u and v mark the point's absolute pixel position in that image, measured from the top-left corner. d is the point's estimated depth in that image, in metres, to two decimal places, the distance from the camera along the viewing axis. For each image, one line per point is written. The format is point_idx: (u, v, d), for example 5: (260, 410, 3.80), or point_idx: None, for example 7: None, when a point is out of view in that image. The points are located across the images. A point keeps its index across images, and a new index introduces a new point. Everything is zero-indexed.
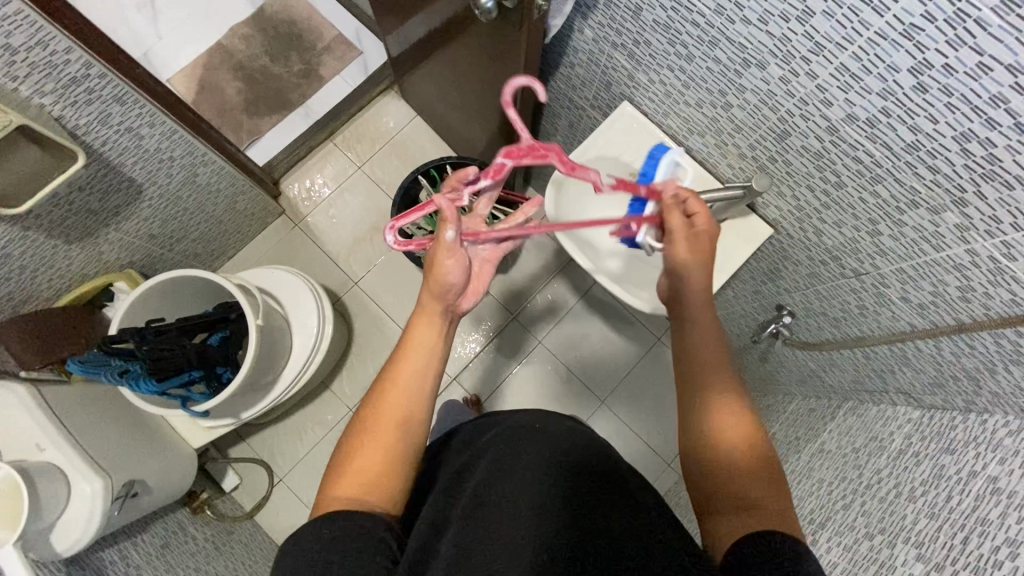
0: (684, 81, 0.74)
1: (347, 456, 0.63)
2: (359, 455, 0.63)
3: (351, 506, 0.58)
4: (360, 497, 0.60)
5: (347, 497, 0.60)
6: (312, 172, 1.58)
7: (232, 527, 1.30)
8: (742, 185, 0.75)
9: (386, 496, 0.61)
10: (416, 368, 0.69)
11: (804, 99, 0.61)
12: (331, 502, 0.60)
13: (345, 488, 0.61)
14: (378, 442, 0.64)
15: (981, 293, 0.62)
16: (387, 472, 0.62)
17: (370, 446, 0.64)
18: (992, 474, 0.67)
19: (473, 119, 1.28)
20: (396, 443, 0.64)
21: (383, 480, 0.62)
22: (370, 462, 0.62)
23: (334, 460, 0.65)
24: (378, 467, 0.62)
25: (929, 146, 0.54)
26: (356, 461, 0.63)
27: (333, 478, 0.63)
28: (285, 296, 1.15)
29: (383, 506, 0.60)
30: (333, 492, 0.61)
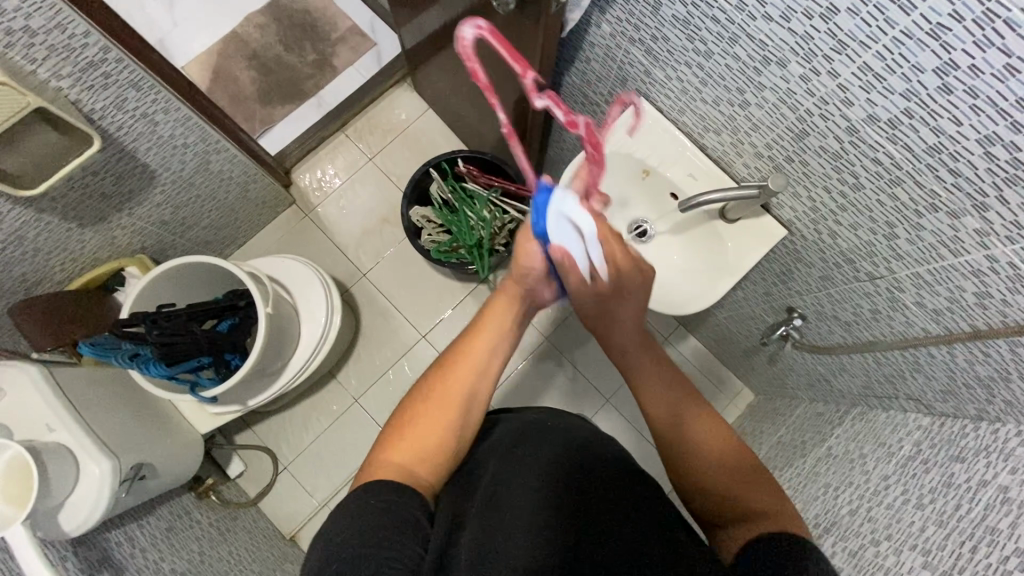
0: (701, 78, 0.73)
1: (406, 421, 0.63)
2: (420, 425, 0.63)
3: (405, 478, 0.58)
4: (413, 470, 0.60)
5: (401, 466, 0.59)
6: (323, 163, 1.58)
7: (236, 513, 1.31)
8: (757, 183, 0.74)
9: (435, 475, 0.61)
10: (485, 353, 0.68)
11: (825, 98, 0.60)
12: (382, 465, 0.59)
13: (399, 456, 0.60)
14: (441, 418, 0.63)
15: (999, 300, 0.61)
16: (443, 452, 0.62)
17: (435, 417, 0.63)
18: (1003, 484, 0.67)
19: (486, 113, 1.28)
20: (456, 426, 0.64)
21: (438, 459, 0.62)
22: (429, 436, 0.62)
23: (390, 422, 0.65)
24: (439, 444, 0.62)
25: (951, 149, 0.53)
26: (416, 429, 0.62)
27: (389, 438, 0.63)
28: (294, 285, 1.15)
29: (431, 486, 0.60)
30: (386, 457, 0.60)
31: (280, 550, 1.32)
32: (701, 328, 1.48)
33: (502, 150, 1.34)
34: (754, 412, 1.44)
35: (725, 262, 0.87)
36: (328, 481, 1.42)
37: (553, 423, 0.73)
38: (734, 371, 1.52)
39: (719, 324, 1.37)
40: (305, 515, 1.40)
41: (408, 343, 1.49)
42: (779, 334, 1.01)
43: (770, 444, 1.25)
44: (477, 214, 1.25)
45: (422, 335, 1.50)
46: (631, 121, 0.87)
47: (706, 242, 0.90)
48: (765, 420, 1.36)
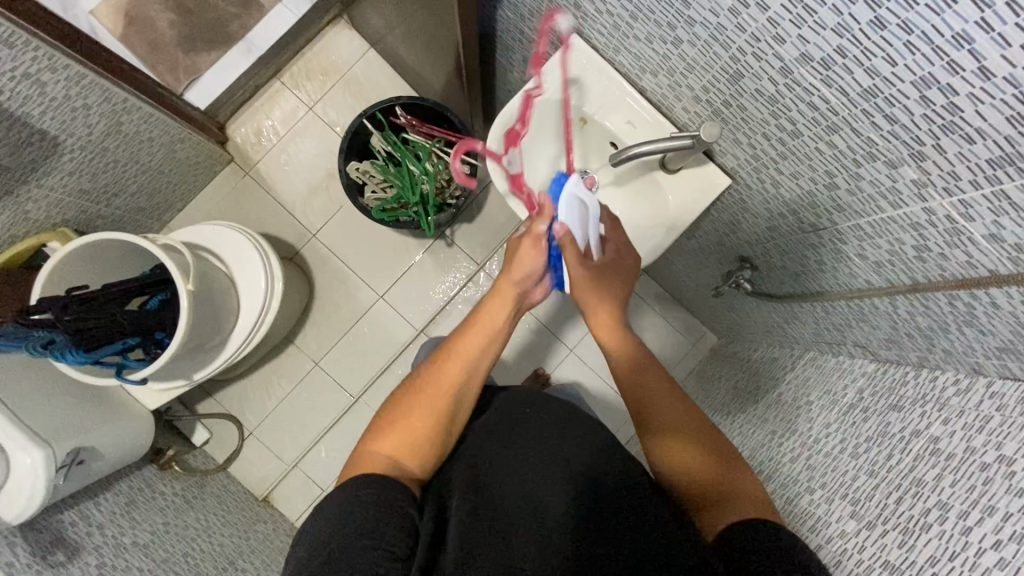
0: (631, 12, 0.65)
1: (399, 413, 0.69)
2: (411, 418, 0.68)
3: (388, 467, 0.64)
4: (398, 459, 0.66)
5: (386, 456, 0.65)
6: (261, 116, 1.47)
7: (203, 480, 1.33)
8: (690, 136, 0.68)
9: (419, 470, 0.66)
10: (474, 349, 0.72)
11: (755, 35, 0.53)
12: (370, 457, 0.65)
13: (384, 446, 0.66)
14: (428, 414, 0.68)
15: (937, 253, 0.58)
16: (433, 440, 0.68)
17: (424, 408, 0.68)
18: (935, 435, 0.68)
19: (423, 54, 1.17)
20: (443, 419, 0.68)
21: (425, 447, 0.67)
22: (416, 429, 0.67)
23: (381, 414, 0.70)
24: (425, 435, 0.67)
25: (887, 93, 0.47)
26: (407, 421, 0.68)
27: (383, 427, 0.69)
28: (229, 254, 1.09)
29: (417, 476, 0.66)
30: (374, 447, 0.66)
31: (253, 512, 1.36)
32: (663, 275, 1.45)
33: (446, 96, 1.24)
34: (716, 356, 1.46)
35: (665, 218, 0.82)
36: (296, 444, 1.44)
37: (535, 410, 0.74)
38: (697, 316, 1.52)
39: (679, 272, 1.34)
40: (276, 477, 1.43)
41: (365, 303, 1.46)
42: (729, 284, 0.99)
43: (728, 389, 1.27)
44: (420, 167, 1.18)
45: (379, 295, 1.46)
46: (561, 70, 0.78)
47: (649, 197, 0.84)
48: (725, 365, 1.37)
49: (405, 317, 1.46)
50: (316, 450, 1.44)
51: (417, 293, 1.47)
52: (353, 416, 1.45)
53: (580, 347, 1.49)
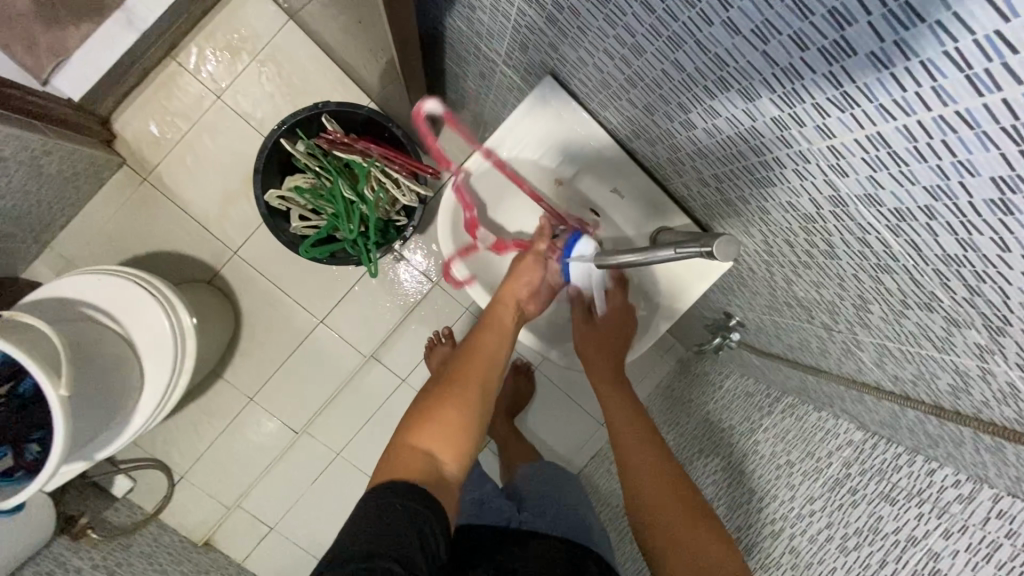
0: (628, 75, 0.48)
1: (428, 405, 0.62)
2: (447, 412, 0.61)
3: (425, 467, 0.57)
4: (436, 455, 0.59)
5: (424, 454, 0.58)
6: (156, 107, 1.20)
7: (129, 540, 1.19)
8: (700, 249, 0.50)
9: (458, 468, 0.60)
10: (497, 350, 0.68)
11: (804, 155, 0.39)
12: (406, 452, 0.58)
13: (418, 438, 0.59)
14: (461, 403, 0.62)
15: (977, 399, 0.49)
16: (469, 441, 0.62)
17: (457, 398, 0.63)
18: (934, 549, 0.64)
19: (353, 49, 0.94)
20: (477, 423, 0.63)
21: (463, 445, 0.61)
22: (450, 420, 0.61)
23: (414, 407, 0.63)
24: (458, 426, 0.61)
25: (980, 268, 0.34)
26: (447, 414, 0.61)
27: (415, 419, 0.61)
28: (122, 313, 0.90)
29: (453, 483, 0.59)
30: (411, 442, 0.59)
31: (193, 561, 1.26)
32: None
33: (386, 98, 1.03)
34: (685, 371, 1.41)
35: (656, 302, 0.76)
36: (235, 485, 1.32)
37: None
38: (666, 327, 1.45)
39: None
40: (215, 520, 1.32)
41: (304, 329, 1.30)
42: (716, 344, 0.93)
43: (699, 416, 1.22)
44: (355, 193, 0.99)
45: (319, 319, 1.30)
46: (544, 124, 0.64)
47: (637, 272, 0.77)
48: (695, 384, 1.32)
49: (350, 343, 1.32)
50: (259, 487, 1.33)
51: (362, 315, 1.32)
52: (299, 449, 1.33)
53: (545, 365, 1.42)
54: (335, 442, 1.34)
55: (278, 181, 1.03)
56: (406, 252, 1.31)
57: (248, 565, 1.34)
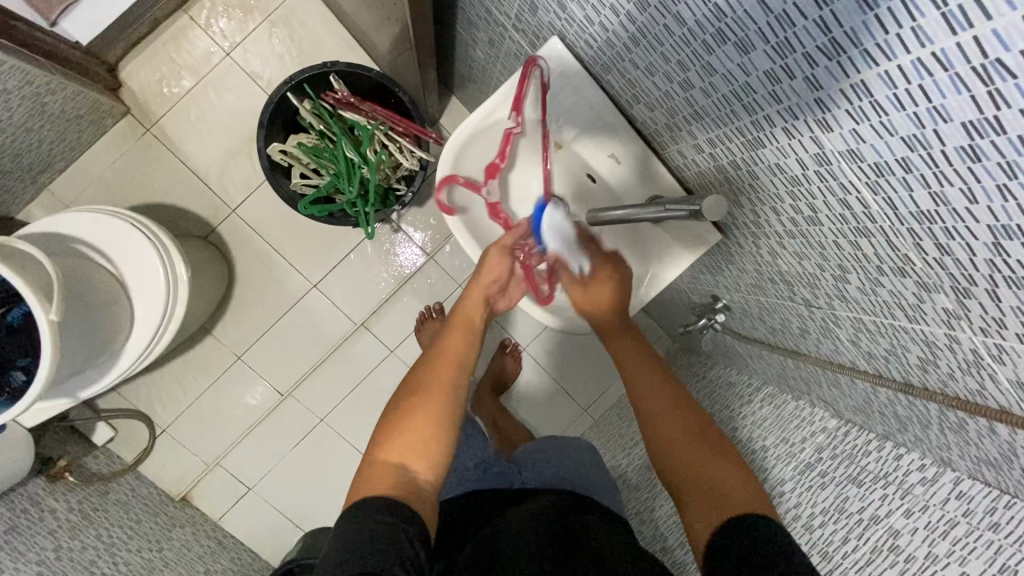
0: (634, 32, 0.50)
1: (399, 415, 0.63)
2: (415, 421, 0.63)
3: (397, 479, 0.58)
4: (407, 465, 0.60)
5: (395, 465, 0.59)
6: (165, 59, 1.21)
7: (107, 486, 1.19)
8: (690, 206, 0.52)
9: (431, 471, 0.61)
10: (459, 352, 0.71)
11: (793, 111, 0.41)
12: (379, 468, 0.59)
13: (389, 452, 0.61)
14: (428, 406, 0.64)
15: (944, 371, 0.51)
16: (439, 444, 0.62)
17: (424, 402, 0.64)
18: (895, 527, 0.66)
19: (365, 11, 0.95)
20: (445, 423, 0.64)
21: (434, 451, 0.61)
22: (420, 427, 0.62)
23: (384, 417, 0.65)
24: (428, 431, 0.62)
25: (949, 223, 0.36)
26: (415, 421, 0.63)
27: (385, 432, 0.63)
28: (117, 253, 0.90)
29: (427, 491, 0.59)
30: (380, 455, 0.61)
31: (168, 515, 1.26)
32: None
33: (394, 64, 1.04)
34: (672, 363, 1.43)
35: (644, 272, 0.80)
36: (216, 443, 1.33)
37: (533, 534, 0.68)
38: (656, 318, 1.47)
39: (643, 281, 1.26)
40: (194, 476, 1.33)
41: (296, 292, 1.31)
42: (701, 326, 0.93)
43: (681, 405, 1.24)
44: (357, 153, 0.99)
45: (312, 284, 1.31)
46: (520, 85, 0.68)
47: (631, 242, 0.81)
48: (680, 375, 1.34)
49: (342, 310, 1.33)
50: (240, 447, 1.33)
51: (356, 283, 1.33)
52: (283, 412, 1.33)
53: (533, 347, 1.43)
54: (319, 408, 1.34)
55: (281, 138, 1.04)
56: (404, 224, 1.32)
57: (223, 523, 1.35)
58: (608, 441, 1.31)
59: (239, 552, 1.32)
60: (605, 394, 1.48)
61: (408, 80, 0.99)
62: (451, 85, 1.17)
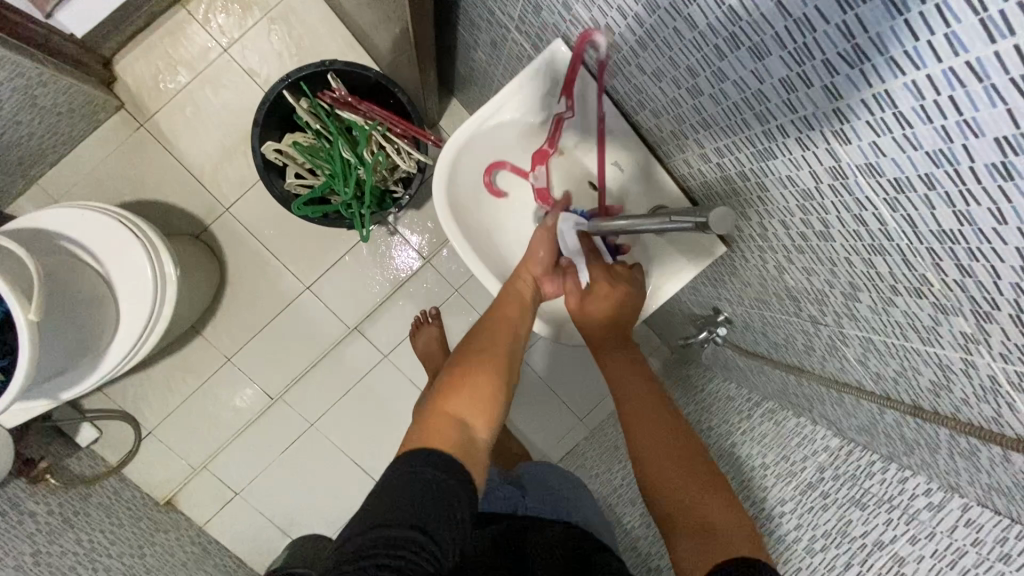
0: (641, 35, 0.48)
1: (459, 373, 0.62)
2: (476, 379, 0.61)
3: (458, 434, 0.56)
4: (467, 423, 0.58)
5: (455, 420, 0.57)
6: (160, 54, 1.18)
7: (90, 489, 1.16)
8: (696, 218, 0.49)
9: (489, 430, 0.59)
10: (517, 322, 0.70)
11: (809, 121, 0.38)
12: (438, 415, 0.57)
13: (448, 405, 0.59)
14: (488, 367, 0.63)
15: (957, 396, 0.49)
16: (498, 409, 0.61)
17: (483, 365, 0.63)
18: (900, 553, 0.64)
19: (364, 9, 0.93)
20: (504, 388, 0.62)
21: (494, 413, 0.60)
22: (481, 385, 0.61)
23: (443, 376, 0.63)
24: (487, 393, 0.61)
25: (973, 244, 0.34)
26: (476, 382, 0.61)
27: (443, 388, 0.61)
28: (105, 250, 0.88)
29: (483, 450, 0.58)
30: (441, 407, 0.58)
31: (152, 519, 1.23)
32: None
33: (393, 64, 1.02)
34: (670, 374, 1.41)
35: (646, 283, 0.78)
36: (204, 447, 1.30)
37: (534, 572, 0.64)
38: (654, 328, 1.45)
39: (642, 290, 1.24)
40: (179, 480, 1.30)
41: (289, 294, 1.28)
42: (702, 338, 0.91)
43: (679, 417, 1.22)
44: (355, 155, 0.97)
45: (306, 286, 1.28)
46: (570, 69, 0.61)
47: (634, 252, 0.79)
48: (679, 386, 1.32)
49: (335, 313, 1.30)
50: (227, 451, 1.30)
51: (350, 286, 1.30)
52: (272, 415, 1.31)
53: (529, 355, 1.40)
54: (309, 413, 1.32)
55: (277, 137, 1.02)
56: (401, 227, 1.29)
57: (209, 528, 1.31)
58: (603, 453, 1.29)
59: (224, 559, 1.28)
60: (601, 404, 1.46)
61: (408, 81, 0.97)
62: (451, 87, 1.15)
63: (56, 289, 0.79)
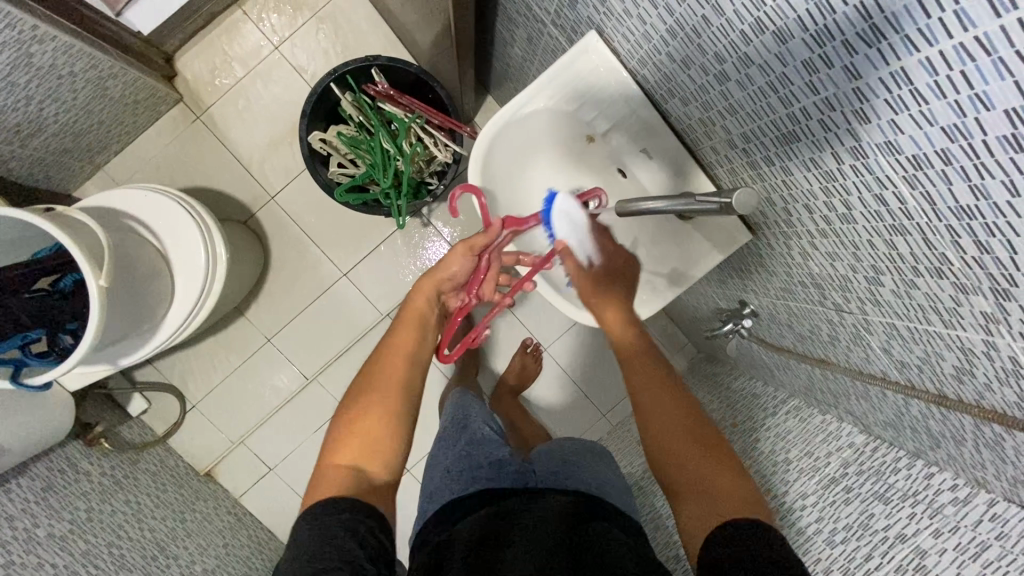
0: (670, 26, 0.51)
1: (353, 422, 0.70)
2: (367, 426, 0.69)
3: (353, 479, 0.64)
4: (361, 469, 0.66)
5: (346, 470, 0.65)
6: (216, 51, 1.27)
7: (138, 455, 1.25)
8: (721, 199, 0.51)
9: (383, 465, 0.68)
10: (410, 347, 0.78)
11: (831, 102, 0.40)
12: (331, 471, 0.65)
13: (341, 458, 0.67)
14: (382, 408, 0.71)
15: (981, 382, 0.49)
16: (391, 448, 0.69)
17: (379, 406, 0.71)
18: (922, 547, 0.63)
19: (407, 8, 0.98)
20: (397, 423, 0.70)
21: (386, 454, 0.68)
22: (377, 433, 0.69)
23: (334, 429, 0.70)
24: (380, 435, 0.69)
25: (990, 219, 0.35)
26: (367, 427, 0.69)
27: (336, 441, 0.69)
28: (165, 230, 0.95)
29: (381, 486, 0.66)
30: (333, 462, 0.66)
31: (192, 487, 1.30)
32: None
33: (432, 61, 1.06)
34: (696, 374, 1.41)
35: (671, 270, 0.80)
36: (242, 423, 1.37)
37: (521, 548, 0.65)
38: (682, 326, 1.45)
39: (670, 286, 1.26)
40: (219, 453, 1.37)
41: (326, 280, 1.34)
42: (727, 330, 0.91)
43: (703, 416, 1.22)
44: (394, 146, 1.02)
45: (343, 273, 1.34)
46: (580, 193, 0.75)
47: (661, 239, 0.81)
48: (703, 385, 1.33)
49: (369, 299, 1.35)
50: (263, 428, 1.37)
51: (384, 274, 1.35)
52: (307, 396, 1.37)
53: (554, 349, 1.43)
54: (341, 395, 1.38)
55: (322, 129, 1.08)
56: (435, 220, 1.34)
57: (244, 501, 1.38)
58: (625, 447, 1.30)
59: (257, 530, 1.35)
60: (625, 400, 1.47)
61: (447, 76, 1.01)
62: (487, 84, 1.19)
63: (120, 261, 0.86)
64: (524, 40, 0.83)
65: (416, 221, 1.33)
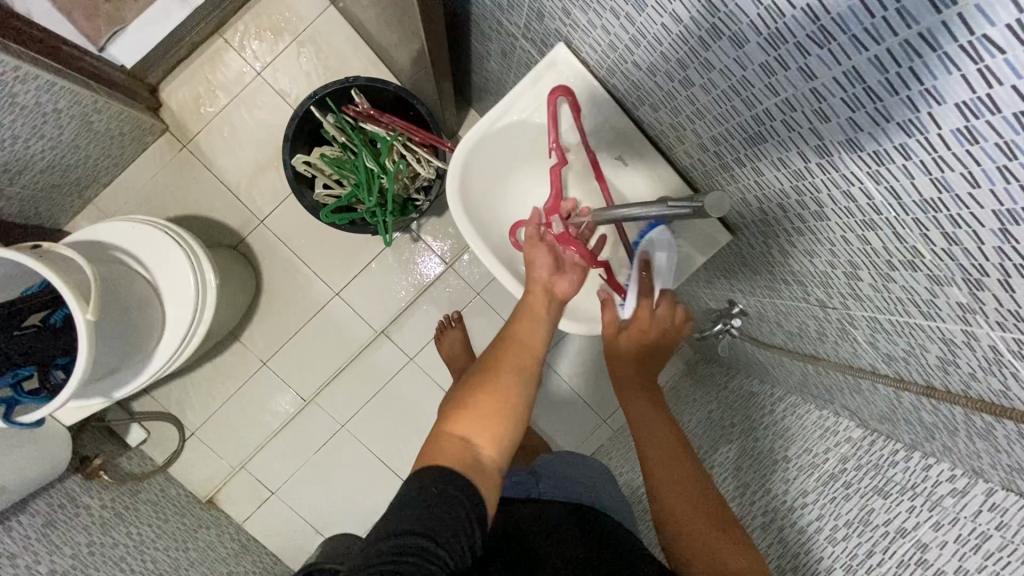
0: (632, 35, 0.52)
1: (468, 392, 0.61)
2: (485, 401, 0.60)
3: (464, 454, 0.56)
4: (472, 442, 0.57)
5: (459, 440, 0.57)
6: (200, 79, 1.28)
7: (139, 486, 1.24)
8: (695, 203, 0.52)
9: (494, 450, 0.58)
10: (533, 333, 0.68)
11: (791, 102, 0.41)
12: (443, 437, 0.57)
13: (456, 426, 0.58)
14: (504, 387, 0.62)
15: (966, 371, 0.49)
16: (508, 430, 0.59)
17: (501, 385, 0.62)
18: (923, 540, 0.62)
19: (383, 28, 0.99)
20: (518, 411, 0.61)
21: (502, 433, 0.59)
22: (492, 408, 0.60)
23: (454, 394, 0.63)
24: (497, 418, 0.59)
25: (955, 211, 0.35)
26: (483, 400, 0.60)
27: (451, 407, 0.61)
28: (153, 259, 0.95)
29: (489, 473, 0.56)
30: (449, 427, 0.58)
31: (194, 516, 1.29)
32: None
33: (411, 78, 1.07)
34: (694, 374, 1.41)
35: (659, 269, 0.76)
36: (242, 448, 1.36)
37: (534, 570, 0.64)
38: None
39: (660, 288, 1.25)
40: (220, 479, 1.36)
41: (320, 299, 1.34)
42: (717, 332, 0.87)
43: (701, 417, 1.21)
44: (377, 164, 1.03)
45: (335, 292, 1.35)
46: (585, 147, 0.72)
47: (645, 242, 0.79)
48: (701, 386, 1.32)
49: (362, 317, 1.35)
50: (263, 451, 1.37)
51: (377, 291, 1.36)
52: (305, 417, 1.37)
53: (551, 356, 1.43)
54: (340, 414, 1.37)
55: (306, 151, 1.09)
56: (425, 235, 1.35)
57: (247, 526, 1.37)
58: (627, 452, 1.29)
59: (262, 555, 1.34)
60: None
61: (426, 93, 1.02)
62: (468, 97, 1.20)
63: (108, 294, 0.86)
64: (499, 54, 0.83)
65: (406, 236, 1.33)
